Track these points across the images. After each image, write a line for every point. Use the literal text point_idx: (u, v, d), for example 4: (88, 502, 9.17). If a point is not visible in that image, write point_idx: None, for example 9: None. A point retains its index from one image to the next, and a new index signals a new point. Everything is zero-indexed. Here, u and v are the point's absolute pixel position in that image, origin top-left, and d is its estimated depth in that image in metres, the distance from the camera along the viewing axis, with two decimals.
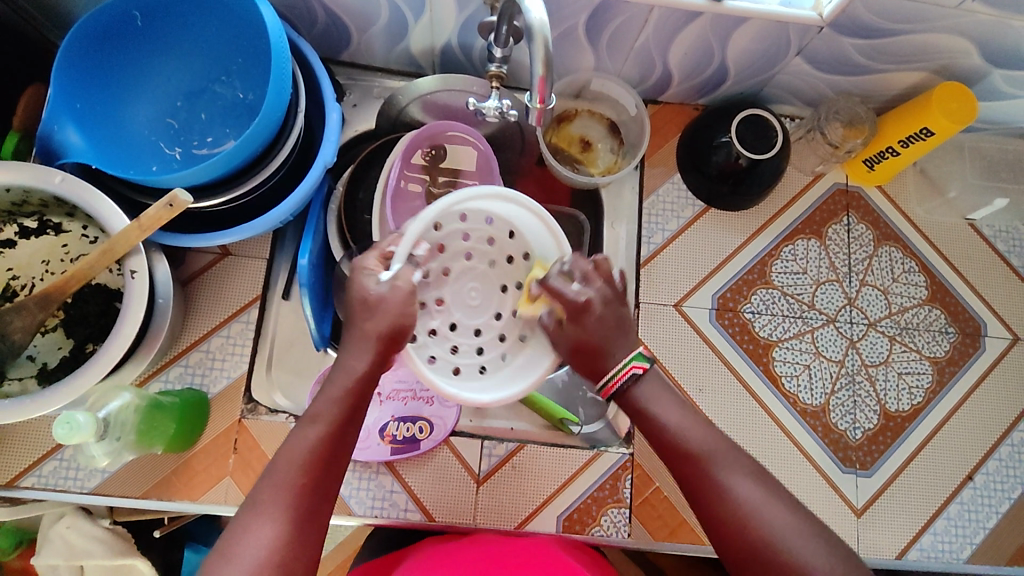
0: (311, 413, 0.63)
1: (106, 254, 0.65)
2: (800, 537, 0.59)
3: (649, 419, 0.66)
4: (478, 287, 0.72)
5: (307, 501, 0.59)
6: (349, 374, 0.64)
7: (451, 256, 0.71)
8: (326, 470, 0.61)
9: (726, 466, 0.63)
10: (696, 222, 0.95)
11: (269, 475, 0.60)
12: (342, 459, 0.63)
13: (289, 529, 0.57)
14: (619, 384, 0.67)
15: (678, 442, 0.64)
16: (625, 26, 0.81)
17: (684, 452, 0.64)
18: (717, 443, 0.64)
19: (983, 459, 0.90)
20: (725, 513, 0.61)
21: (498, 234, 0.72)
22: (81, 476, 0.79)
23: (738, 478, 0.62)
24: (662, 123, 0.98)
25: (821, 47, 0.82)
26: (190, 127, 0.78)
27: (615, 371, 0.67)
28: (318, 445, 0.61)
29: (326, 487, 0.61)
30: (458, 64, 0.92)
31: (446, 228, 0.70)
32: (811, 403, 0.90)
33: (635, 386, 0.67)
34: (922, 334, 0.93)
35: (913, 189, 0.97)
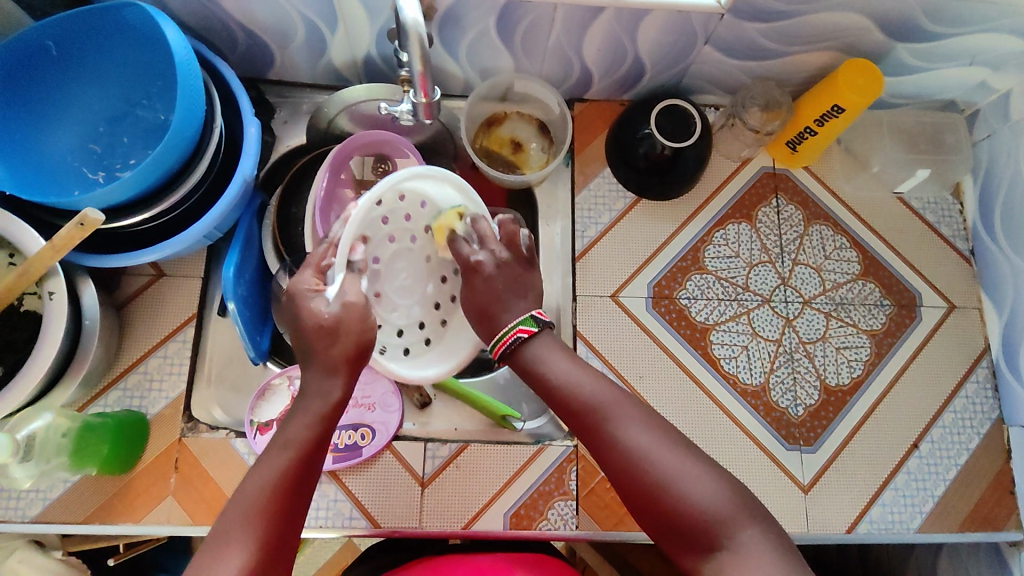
0: (280, 440, 0.60)
1: (22, 277, 0.66)
2: (685, 470, 0.58)
3: (541, 377, 0.66)
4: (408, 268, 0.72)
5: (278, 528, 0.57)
6: (324, 400, 0.62)
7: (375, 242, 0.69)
8: (294, 493, 0.58)
9: (620, 416, 0.62)
10: (627, 214, 0.96)
11: (237, 502, 0.57)
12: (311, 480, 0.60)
13: (259, 558, 0.55)
14: (509, 346, 0.68)
15: (569, 398, 0.65)
16: (534, 26, 0.83)
17: (576, 403, 0.64)
18: (607, 398, 0.64)
19: (927, 428, 0.91)
20: (620, 462, 0.60)
21: (412, 209, 0.70)
22: (21, 505, 0.79)
23: (629, 423, 0.61)
24: (589, 119, 1.00)
25: (728, 33, 0.84)
26: (114, 151, 0.79)
27: (502, 335, 0.68)
28: (291, 467, 0.59)
29: (293, 517, 0.58)
30: (383, 75, 0.94)
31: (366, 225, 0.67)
32: (751, 383, 0.90)
33: (526, 347, 0.68)
34: (857, 308, 0.94)
35: (839, 167, 0.99)
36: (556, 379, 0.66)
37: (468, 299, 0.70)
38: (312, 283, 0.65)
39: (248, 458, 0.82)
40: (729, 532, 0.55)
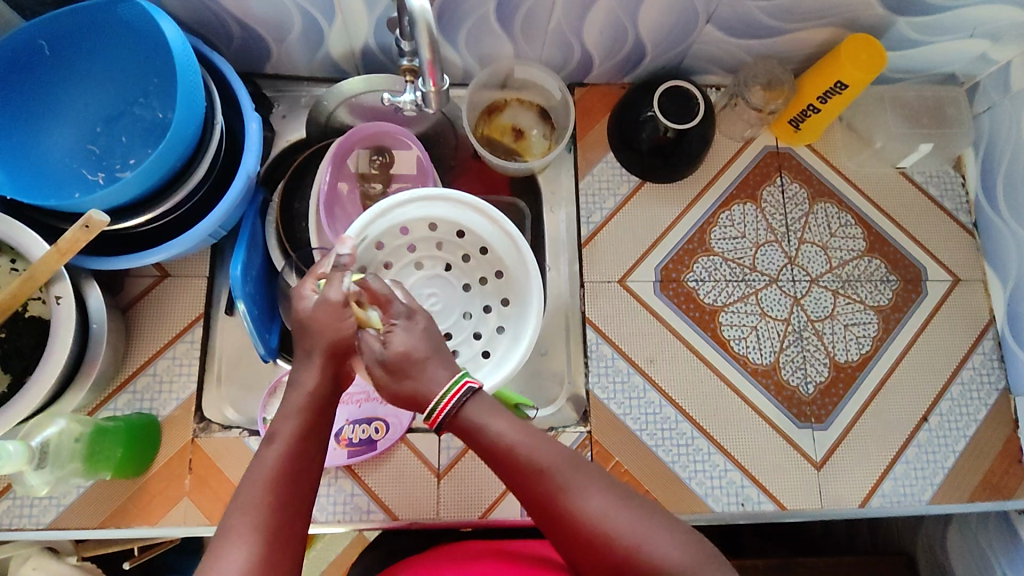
0: (268, 435, 0.56)
1: (27, 284, 0.64)
2: (656, 533, 0.52)
3: (486, 439, 0.56)
4: (440, 292, 0.85)
5: (280, 516, 0.52)
6: (302, 390, 0.58)
7: (399, 269, 0.84)
8: (294, 484, 0.54)
9: (582, 493, 0.54)
10: (632, 197, 0.96)
11: (237, 498, 0.52)
12: (311, 472, 0.56)
13: (266, 549, 0.50)
14: (451, 406, 0.57)
15: (523, 463, 0.55)
16: (534, 10, 0.82)
17: (528, 466, 0.55)
18: (564, 462, 0.55)
19: (936, 401, 0.91)
20: (582, 535, 0.53)
21: (444, 238, 0.85)
22: (35, 513, 0.78)
23: (591, 500, 0.54)
24: (591, 104, 0.99)
25: (729, 12, 0.83)
26: (112, 151, 0.78)
27: (444, 394, 0.57)
28: (285, 457, 0.54)
29: (297, 505, 0.53)
30: (381, 65, 0.93)
31: (390, 245, 0.83)
32: (761, 363, 0.91)
33: (471, 402, 0.57)
34: (864, 284, 0.95)
35: (840, 144, 0.99)
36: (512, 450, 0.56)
37: (406, 342, 0.59)
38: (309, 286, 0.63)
39: None
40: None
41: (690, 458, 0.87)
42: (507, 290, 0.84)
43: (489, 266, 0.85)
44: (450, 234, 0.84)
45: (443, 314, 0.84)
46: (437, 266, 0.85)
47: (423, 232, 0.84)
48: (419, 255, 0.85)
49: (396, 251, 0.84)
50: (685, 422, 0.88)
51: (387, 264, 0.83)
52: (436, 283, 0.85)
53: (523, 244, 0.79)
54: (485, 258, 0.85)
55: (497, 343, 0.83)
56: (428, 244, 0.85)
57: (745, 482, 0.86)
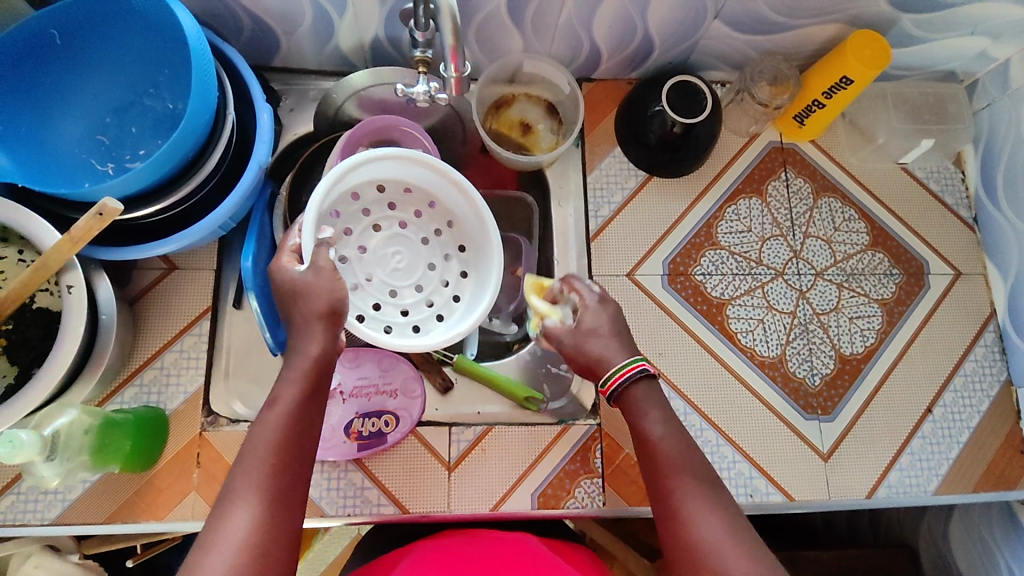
0: (270, 398, 0.60)
1: (38, 272, 0.64)
2: (732, 544, 0.57)
3: (642, 425, 0.64)
4: (402, 250, 0.84)
5: (284, 477, 0.55)
6: (305, 356, 0.61)
7: (359, 232, 0.83)
8: (296, 447, 0.57)
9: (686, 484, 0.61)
10: (639, 192, 0.97)
11: (241, 462, 0.56)
12: (312, 434, 0.59)
13: (269, 509, 0.54)
14: (618, 383, 0.66)
15: (663, 459, 0.62)
16: (545, 4, 0.82)
17: (668, 466, 0.62)
18: (699, 474, 0.61)
19: (940, 392, 0.93)
20: (688, 544, 0.58)
21: (394, 197, 0.84)
22: (41, 508, 0.77)
23: (691, 492, 0.60)
24: (598, 99, 0.99)
25: (737, 8, 0.84)
26: (122, 142, 0.77)
27: (617, 369, 0.66)
28: (284, 424, 0.57)
29: (299, 466, 0.57)
30: (390, 59, 0.93)
31: (344, 211, 0.82)
32: (768, 355, 0.91)
33: (637, 387, 0.66)
34: (868, 278, 0.96)
35: (844, 140, 1.01)
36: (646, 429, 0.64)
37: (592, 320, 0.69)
38: (288, 259, 0.67)
39: None
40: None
41: (699, 450, 0.87)
42: (467, 236, 0.86)
43: (443, 216, 0.85)
44: (399, 190, 0.84)
45: (407, 274, 0.84)
46: (392, 225, 0.84)
47: (372, 194, 0.83)
48: (375, 218, 0.83)
49: (353, 217, 0.83)
50: (694, 414, 0.88)
51: (347, 231, 0.82)
52: (396, 243, 0.84)
53: (473, 191, 0.80)
54: (438, 209, 0.85)
55: (464, 287, 0.85)
56: (383, 204, 0.84)
57: (754, 473, 0.87)
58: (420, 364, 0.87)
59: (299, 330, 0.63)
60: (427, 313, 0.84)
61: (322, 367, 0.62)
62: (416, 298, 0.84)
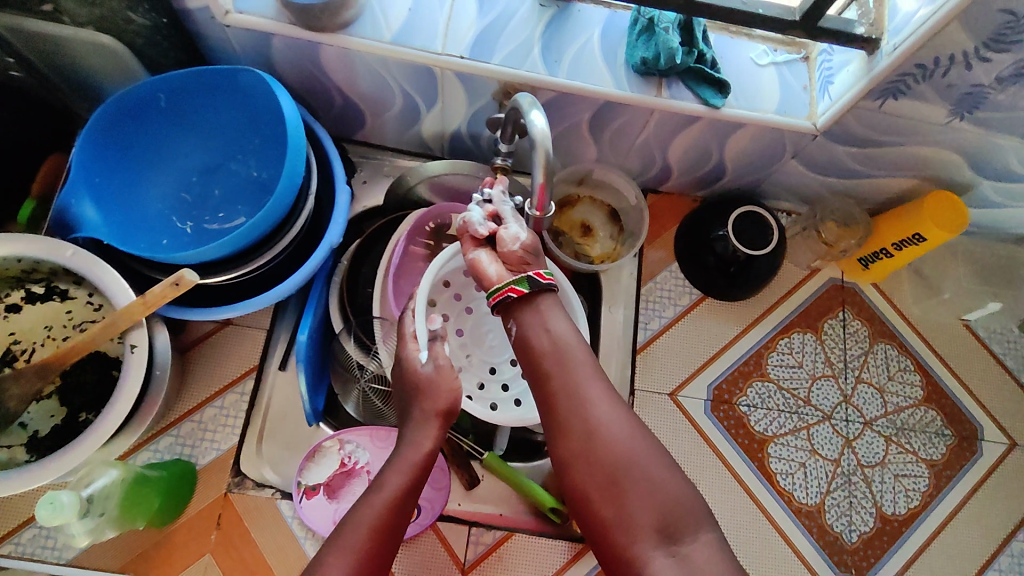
0: (375, 484, 0.65)
1: (108, 328, 0.66)
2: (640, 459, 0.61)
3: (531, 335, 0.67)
4: (495, 328, 0.88)
5: (368, 566, 0.60)
6: (417, 449, 0.68)
7: (455, 317, 0.88)
8: (385, 539, 0.62)
9: (584, 370, 0.65)
10: (691, 311, 0.96)
11: (332, 543, 0.60)
12: (400, 529, 0.63)
13: None
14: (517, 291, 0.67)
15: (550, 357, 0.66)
16: (626, 126, 0.84)
17: (550, 366, 0.65)
18: (580, 360, 0.66)
19: (982, 570, 0.88)
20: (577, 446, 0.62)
21: (480, 279, 0.89)
22: (59, 546, 0.77)
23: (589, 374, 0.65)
24: (661, 212, 1.00)
25: (815, 152, 0.85)
26: (203, 202, 0.81)
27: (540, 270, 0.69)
28: (384, 513, 0.62)
29: (382, 558, 0.61)
30: (466, 148, 0.95)
31: (439, 300, 0.87)
32: (806, 502, 0.88)
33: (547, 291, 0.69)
34: (918, 435, 0.93)
35: (907, 288, 0.99)
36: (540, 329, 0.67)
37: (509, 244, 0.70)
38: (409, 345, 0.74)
39: (292, 521, 0.82)
40: (698, 524, 0.59)
41: None
42: None
43: None
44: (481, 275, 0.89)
45: (500, 351, 0.87)
46: (481, 305, 0.89)
47: (462, 280, 0.88)
48: (467, 301, 0.89)
49: (447, 304, 0.88)
50: None
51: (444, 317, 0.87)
52: (487, 323, 0.88)
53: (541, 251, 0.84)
54: None
55: None
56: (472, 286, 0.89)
57: None
58: (450, 454, 0.85)
59: (416, 424, 0.70)
60: (526, 384, 0.85)
61: (425, 465, 0.68)
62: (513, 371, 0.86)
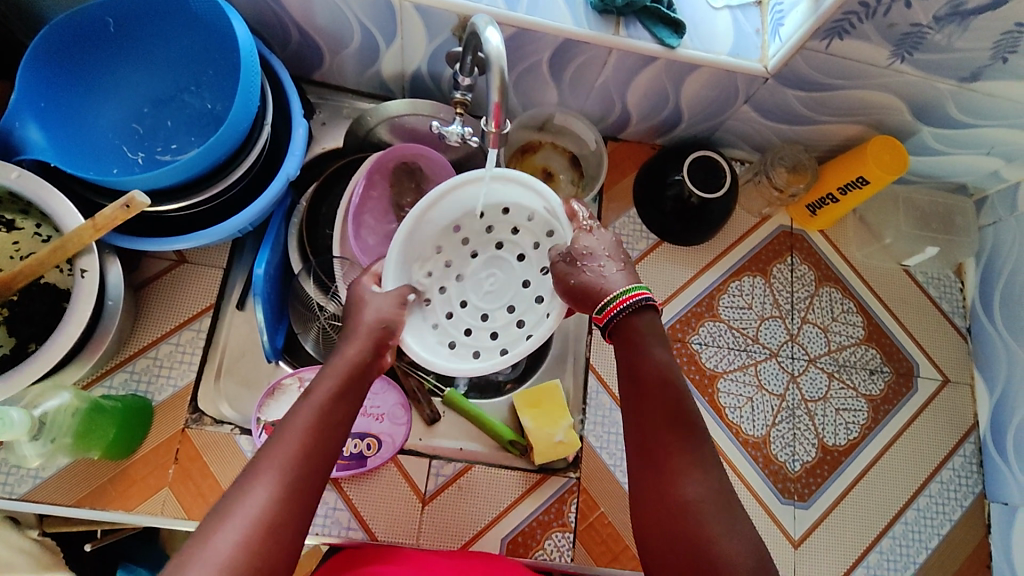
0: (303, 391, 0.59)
1: (57, 252, 0.65)
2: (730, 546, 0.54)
3: (647, 360, 0.63)
4: (498, 273, 0.76)
5: (306, 469, 0.53)
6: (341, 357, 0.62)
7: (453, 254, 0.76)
8: (322, 443, 0.55)
9: (691, 433, 0.60)
10: (649, 254, 0.99)
11: (266, 446, 0.54)
12: (338, 437, 0.57)
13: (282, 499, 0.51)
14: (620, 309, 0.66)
15: (665, 401, 0.61)
16: (586, 66, 0.85)
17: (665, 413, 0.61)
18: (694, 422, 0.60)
19: (914, 495, 0.94)
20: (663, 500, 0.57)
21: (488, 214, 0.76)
22: (10, 481, 0.76)
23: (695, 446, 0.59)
24: (620, 159, 1.02)
25: (767, 97, 0.88)
26: (155, 133, 0.79)
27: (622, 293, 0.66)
28: (320, 412, 0.56)
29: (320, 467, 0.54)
30: (427, 90, 0.95)
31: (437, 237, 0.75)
32: (753, 434, 0.92)
33: (641, 316, 0.65)
34: (858, 372, 0.98)
35: (851, 235, 1.04)
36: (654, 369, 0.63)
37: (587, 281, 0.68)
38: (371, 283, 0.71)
39: (251, 456, 0.82)
40: None
41: None
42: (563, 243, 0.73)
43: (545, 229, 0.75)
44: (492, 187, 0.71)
45: (495, 298, 0.76)
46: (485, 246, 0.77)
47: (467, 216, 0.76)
48: (472, 242, 0.77)
49: (450, 240, 0.76)
50: None
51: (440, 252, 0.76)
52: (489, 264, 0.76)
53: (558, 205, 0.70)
54: (535, 224, 0.75)
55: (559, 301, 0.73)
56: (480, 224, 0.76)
57: None
58: (411, 391, 0.86)
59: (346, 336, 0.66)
60: (517, 334, 0.73)
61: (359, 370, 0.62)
62: (505, 319, 0.75)
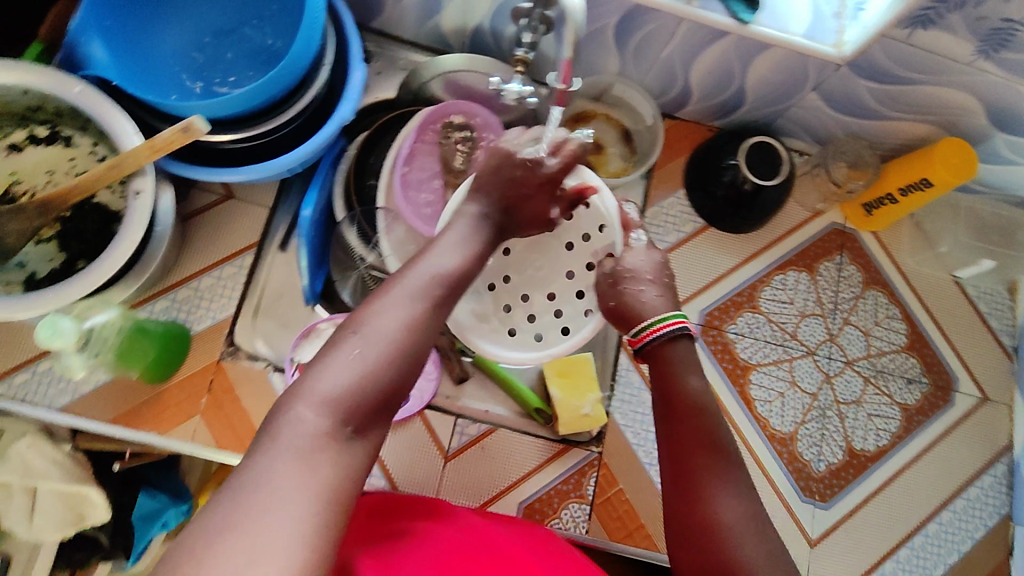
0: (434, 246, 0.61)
1: (112, 170, 0.66)
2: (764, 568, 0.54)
3: (680, 387, 0.65)
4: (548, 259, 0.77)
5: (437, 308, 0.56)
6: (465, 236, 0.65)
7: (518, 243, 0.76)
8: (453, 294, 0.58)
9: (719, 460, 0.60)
10: (694, 238, 0.97)
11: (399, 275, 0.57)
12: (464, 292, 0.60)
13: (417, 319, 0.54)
14: (659, 332, 0.68)
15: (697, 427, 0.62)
16: (653, 36, 0.83)
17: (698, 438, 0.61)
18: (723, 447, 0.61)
19: (938, 509, 0.92)
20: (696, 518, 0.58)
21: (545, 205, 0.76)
22: (51, 393, 0.79)
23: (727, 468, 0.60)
24: (675, 138, 1.00)
25: (837, 86, 0.85)
26: (215, 64, 0.78)
27: (660, 320, 0.68)
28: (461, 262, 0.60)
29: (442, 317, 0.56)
30: (486, 47, 0.94)
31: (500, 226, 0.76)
32: (780, 430, 0.91)
33: (676, 343, 0.68)
34: (895, 379, 0.95)
35: (905, 241, 1.00)
36: (686, 395, 0.64)
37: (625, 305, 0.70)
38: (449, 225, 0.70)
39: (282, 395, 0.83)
40: None
41: None
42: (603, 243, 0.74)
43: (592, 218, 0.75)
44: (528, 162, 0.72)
45: (543, 282, 0.77)
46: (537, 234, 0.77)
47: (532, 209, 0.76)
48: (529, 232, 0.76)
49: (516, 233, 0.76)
50: None
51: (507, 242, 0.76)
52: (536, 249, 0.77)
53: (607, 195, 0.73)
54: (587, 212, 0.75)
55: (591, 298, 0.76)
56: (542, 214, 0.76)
57: None
58: (443, 349, 0.85)
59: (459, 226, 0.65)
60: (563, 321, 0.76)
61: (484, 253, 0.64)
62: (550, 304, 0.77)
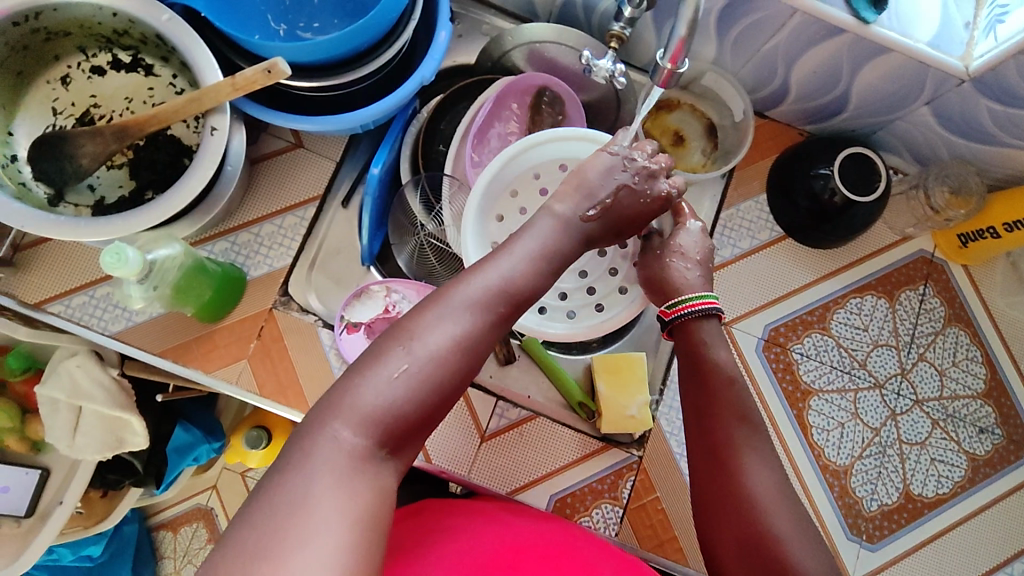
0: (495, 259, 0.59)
1: (190, 104, 0.64)
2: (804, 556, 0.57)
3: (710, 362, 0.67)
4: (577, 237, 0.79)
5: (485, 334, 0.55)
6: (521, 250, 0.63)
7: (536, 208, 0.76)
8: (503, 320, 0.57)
9: (746, 439, 0.64)
10: (768, 247, 0.91)
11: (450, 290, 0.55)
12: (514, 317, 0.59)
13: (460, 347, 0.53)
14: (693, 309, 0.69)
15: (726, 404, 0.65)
16: (757, 26, 0.77)
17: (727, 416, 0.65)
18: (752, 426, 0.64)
19: (992, 569, 0.86)
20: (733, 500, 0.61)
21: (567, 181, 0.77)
22: (106, 318, 0.79)
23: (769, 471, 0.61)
24: (762, 138, 0.94)
25: (953, 102, 0.77)
26: (301, 7, 0.76)
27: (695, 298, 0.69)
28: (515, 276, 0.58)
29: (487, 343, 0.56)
30: (575, 20, 0.89)
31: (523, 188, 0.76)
32: (834, 461, 0.86)
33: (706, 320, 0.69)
34: (967, 426, 0.89)
35: (998, 279, 0.93)
36: (715, 368, 0.67)
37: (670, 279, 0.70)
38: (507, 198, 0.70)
39: (329, 351, 0.82)
40: None
41: None
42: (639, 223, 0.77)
43: None
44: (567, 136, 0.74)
45: None
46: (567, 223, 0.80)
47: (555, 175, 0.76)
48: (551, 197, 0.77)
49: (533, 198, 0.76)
50: None
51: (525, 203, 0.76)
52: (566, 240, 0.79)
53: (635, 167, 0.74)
54: None
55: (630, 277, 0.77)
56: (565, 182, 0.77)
57: None
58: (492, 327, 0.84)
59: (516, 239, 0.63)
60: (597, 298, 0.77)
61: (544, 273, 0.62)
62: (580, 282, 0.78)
